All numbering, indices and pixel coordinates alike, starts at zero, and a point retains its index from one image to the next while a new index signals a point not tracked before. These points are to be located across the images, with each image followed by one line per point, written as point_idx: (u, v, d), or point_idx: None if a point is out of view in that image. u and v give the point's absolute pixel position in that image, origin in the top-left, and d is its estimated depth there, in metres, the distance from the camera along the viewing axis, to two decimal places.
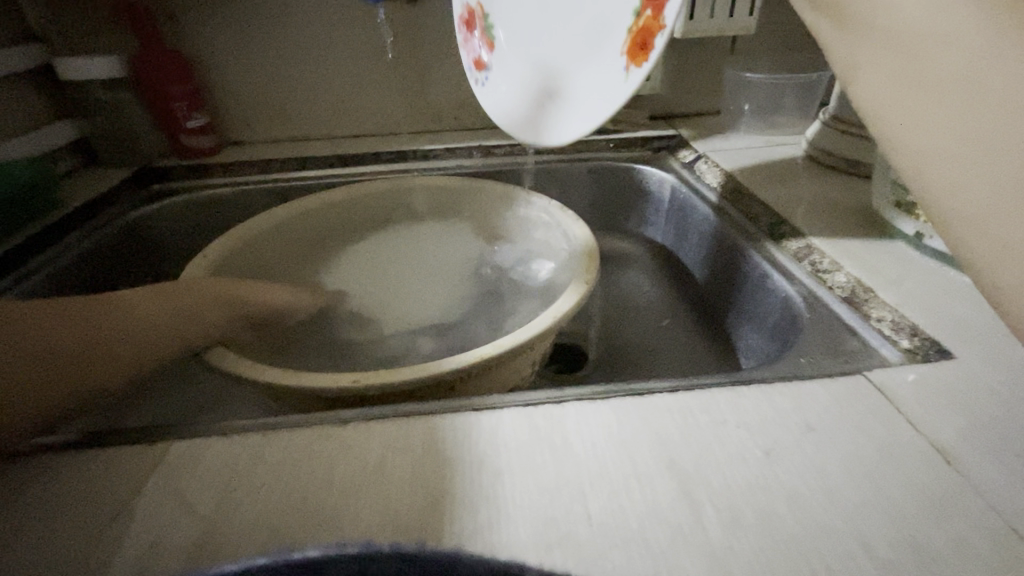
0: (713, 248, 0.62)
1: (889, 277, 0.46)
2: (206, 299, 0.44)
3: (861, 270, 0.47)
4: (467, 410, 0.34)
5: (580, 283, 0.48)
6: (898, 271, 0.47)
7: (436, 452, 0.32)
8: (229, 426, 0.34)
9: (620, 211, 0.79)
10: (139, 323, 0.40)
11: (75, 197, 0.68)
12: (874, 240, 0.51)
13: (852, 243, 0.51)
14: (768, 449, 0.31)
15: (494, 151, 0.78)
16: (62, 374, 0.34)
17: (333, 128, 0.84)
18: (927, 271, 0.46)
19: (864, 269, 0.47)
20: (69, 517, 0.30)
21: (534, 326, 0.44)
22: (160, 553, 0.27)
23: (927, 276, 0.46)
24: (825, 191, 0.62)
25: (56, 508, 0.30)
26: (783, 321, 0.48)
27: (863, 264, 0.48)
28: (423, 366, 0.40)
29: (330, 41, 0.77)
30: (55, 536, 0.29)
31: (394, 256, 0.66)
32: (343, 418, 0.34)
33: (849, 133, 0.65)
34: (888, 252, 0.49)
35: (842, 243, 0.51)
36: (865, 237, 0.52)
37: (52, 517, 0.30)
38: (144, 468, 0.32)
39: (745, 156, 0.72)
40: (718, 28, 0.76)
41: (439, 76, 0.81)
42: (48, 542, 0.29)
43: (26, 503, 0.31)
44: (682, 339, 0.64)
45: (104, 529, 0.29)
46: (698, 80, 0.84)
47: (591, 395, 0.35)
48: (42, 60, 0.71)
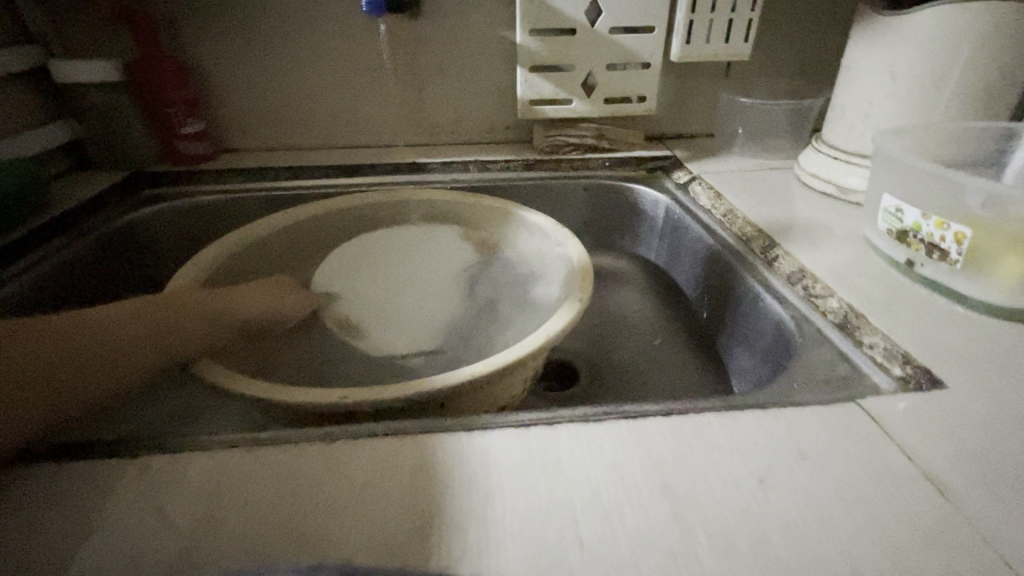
0: (706, 269, 0.63)
1: (882, 303, 0.46)
2: (197, 309, 0.43)
3: (856, 295, 0.47)
4: (457, 429, 0.34)
5: (574, 301, 0.49)
6: (887, 297, 0.47)
7: (426, 472, 0.31)
8: (212, 441, 0.33)
9: (614, 229, 0.79)
10: (126, 331, 0.38)
11: (66, 198, 0.67)
12: (866, 265, 0.52)
13: (844, 268, 0.52)
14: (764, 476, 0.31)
15: (491, 166, 0.79)
16: (45, 386, 0.32)
17: (330, 138, 0.84)
18: (917, 298, 0.47)
19: (857, 294, 0.48)
20: (44, 531, 0.29)
21: (525, 344, 0.44)
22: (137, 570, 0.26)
23: (918, 304, 0.46)
24: (817, 216, 0.63)
25: (30, 521, 0.29)
26: (774, 344, 0.49)
27: (856, 289, 0.48)
28: (415, 381, 0.40)
29: (331, 54, 0.77)
30: (28, 550, 0.28)
31: (387, 260, 0.61)
32: (331, 435, 0.33)
33: (842, 160, 0.66)
34: (879, 277, 0.50)
35: (833, 267, 0.52)
36: (856, 262, 0.53)
37: (28, 530, 0.29)
38: (125, 481, 0.31)
39: (738, 180, 0.73)
40: (713, 53, 0.76)
41: (437, 90, 0.81)
42: (20, 556, 0.28)
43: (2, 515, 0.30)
44: (675, 360, 0.64)
45: (78, 543, 0.28)
46: (695, 102, 0.85)
47: (584, 416, 0.35)
48: (39, 62, 0.70)
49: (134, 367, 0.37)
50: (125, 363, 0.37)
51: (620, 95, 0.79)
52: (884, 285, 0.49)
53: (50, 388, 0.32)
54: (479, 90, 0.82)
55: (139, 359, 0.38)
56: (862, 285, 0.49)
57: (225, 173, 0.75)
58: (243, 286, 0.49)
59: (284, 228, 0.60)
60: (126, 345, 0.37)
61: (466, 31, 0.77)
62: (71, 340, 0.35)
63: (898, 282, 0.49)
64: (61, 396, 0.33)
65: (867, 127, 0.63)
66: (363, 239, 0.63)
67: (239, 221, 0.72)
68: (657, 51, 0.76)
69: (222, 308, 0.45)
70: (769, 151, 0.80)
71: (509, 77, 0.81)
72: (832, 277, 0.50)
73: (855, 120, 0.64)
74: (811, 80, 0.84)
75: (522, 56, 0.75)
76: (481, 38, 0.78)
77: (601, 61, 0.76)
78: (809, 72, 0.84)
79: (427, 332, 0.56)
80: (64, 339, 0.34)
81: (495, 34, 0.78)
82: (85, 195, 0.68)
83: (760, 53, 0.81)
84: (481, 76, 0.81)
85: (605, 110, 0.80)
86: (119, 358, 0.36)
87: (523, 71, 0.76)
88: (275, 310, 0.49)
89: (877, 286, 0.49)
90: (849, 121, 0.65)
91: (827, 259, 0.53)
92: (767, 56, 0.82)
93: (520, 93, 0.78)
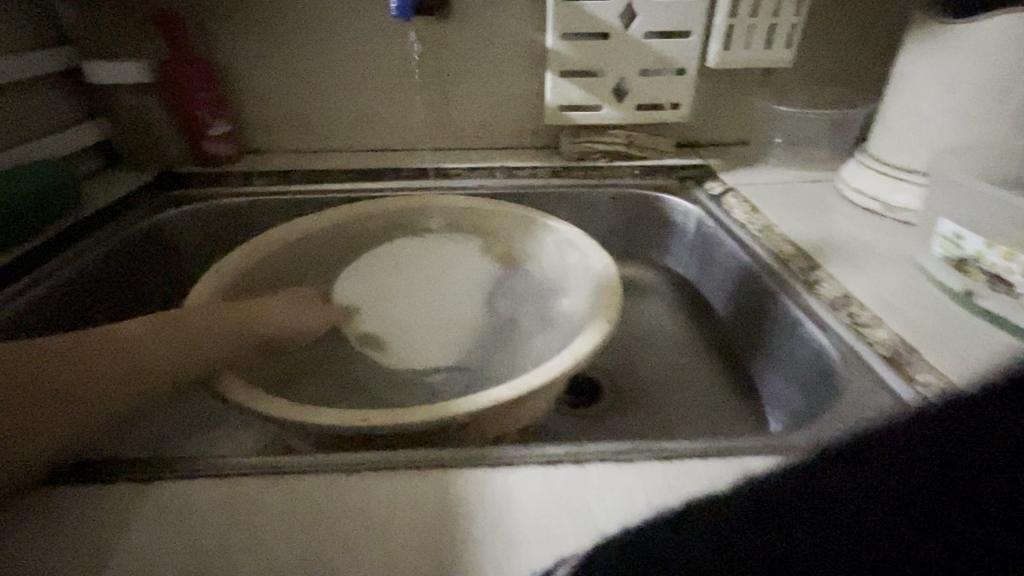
0: (739, 287, 0.60)
1: (935, 336, 0.43)
2: (220, 324, 0.42)
3: (907, 326, 0.44)
4: (480, 463, 0.32)
5: (602, 321, 0.46)
6: (941, 329, 0.44)
7: (447, 512, 0.30)
8: (231, 467, 0.32)
9: (641, 240, 0.76)
10: (142, 348, 0.37)
11: (95, 199, 0.68)
12: (917, 292, 0.49)
13: (893, 295, 0.49)
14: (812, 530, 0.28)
15: (516, 173, 0.77)
16: (63, 409, 0.32)
17: (355, 141, 0.83)
18: (976, 331, 0.44)
19: (908, 325, 0.45)
20: (64, 558, 0.28)
21: (550, 368, 0.42)
22: None
23: (975, 337, 0.43)
24: (860, 236, 0.59)
25: (51, 547, 0.29)
26: (814, 374, 0.46)
27: (906, 319, 0.45)
28: (436, 404, 0.38)
29: (358, 56, 0.76)
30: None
31: (408, 270, 0.60)
32: (348, 466, 0.32)
33: (889, 175, 0.62)
34: (931, 305, 0.47)
35: (881, 293, 0.49)
36: (906, 288, 0.49)
37: (49, 557, 0.28)
38: (144, 507, 0.30)
39: (775, 193, 0.70)
40: (752, 60, 0.73)
41: (464, 93, 0.79)
42: None
43: (25, 538, 0.29)
44: (704, 381, 0.61)
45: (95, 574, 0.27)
46: (730, 109, 0.81)
47: (614, 455, 0.33)
48: (72, 63, 0.70)
49: (150, 385, 0.37)
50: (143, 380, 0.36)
51: (652, 101, 0.76)
52: (938, 315, 0.46)
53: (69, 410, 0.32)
54: (506, 94, 0.80)
55: (156, 376, 0.37)
56: (913, 315, 0.46)
57: (250, 175, 0.75)
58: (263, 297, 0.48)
59: (305, 236, 0.59)
60: (144, 363, 0.37)
61: (495, 35, 0.75)
62: (87, 360, 0.34)
63: (953, 312, 0.46)
64: (79, 419, 0.32)
65: (918, 141, 0.60)
66: (384, 248, 0.62)
67: (262, 225, 0.72)
68: (693, 56, 0.73)
69: (241, 320, 0.44)
70: (807, 162, 0.77)
71: (537, 81, 0.79)
72: (880, 305, 0.47)
73: (904, 133, 0.61)
74: (855, 87, 0.80)
75: (553, 60, 0.73)
76: (510, 41, 0.76)
77: (634, 67, 0.73)
78: (853, 79, 0.79)
79: (447, 348, 0.54)
80: (80, 360, 0.34)
81: (524, 38, 0.76)
82: (113, 196, 0.68)
83: (801, 59, 0.77)
84: (508, 79, 0.79)
85: (635, 117, 0.77)
86: (138, 377, 0.36)
87: (552, 76, 0.74)
88: (294, 321, 0.48)
89: (930, 316, 0.45)
90: (897, 134, 0.61)
91: (874, 284, 0.50)
92: (809, 62, 0.78)
93: (548, 99, 0.76)
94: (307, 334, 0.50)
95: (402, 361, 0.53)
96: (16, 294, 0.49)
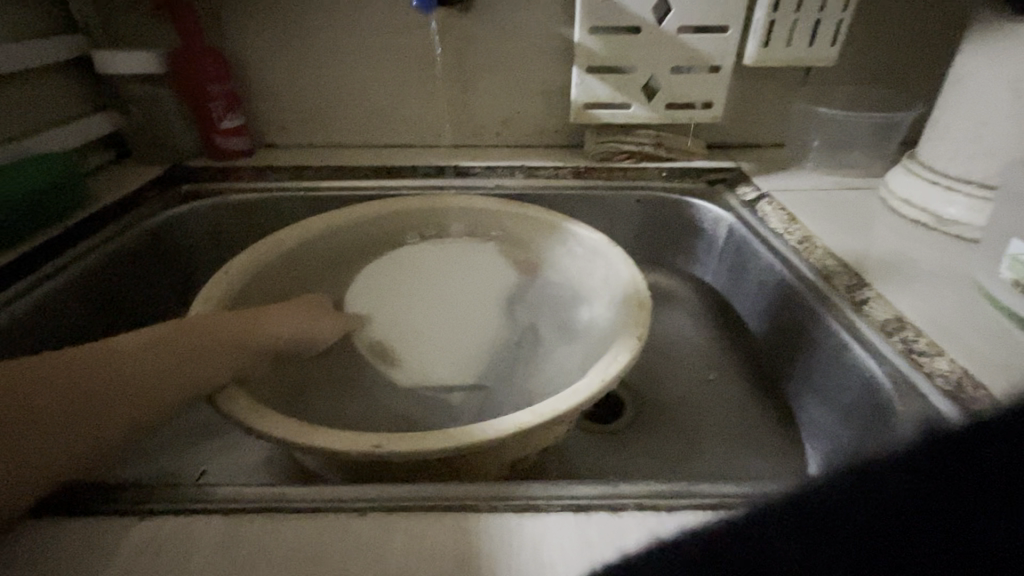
0: (775, 303, 0.56)
1: (1009, 370, 0.40)
2: (225, 337, 0.39)
3: (974, 358, 0.41)
4: (505, 507, 0.30)
5: (631, 339, 0.43)
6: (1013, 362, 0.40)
7: (469, 566, 0.27)
8: (237, 500, 0.30)
9: (668, 246, 0.73)
10: (141, 366, 0.35)
11: (104, 194, 0.66)
12: (978, 318, 0.45)
13: (955, 321, 0.45)
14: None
15: (537, 173, 0.73)
16: (51, 435, 0.30)
17: (370, 136, 0.80)
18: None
19: (976, 356, 0.41)
20: None
21: (577, 392, 0.39)
22: None
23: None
24: (909, 251, 0.55)
25: None
26: (862, 404, 0.43)
27: (974, 349, 0.42)
28: (455, 430, 0.35)
29: (377, 48, 0.73)
30: None
31: (424, 277, 0.57)
32: (361, 507, 0.30)
33: (942, 185, 0.58)
34: (997, 334, 0.43)
35: (941, 318, 0.45)
36: (967, 313, 0.46)
37: None
38: (144, 545, 0.29)
39: (814, 200, 0.66)
40: (793, 58, 0.68)
41: (485, 88, 0.76)
42: None
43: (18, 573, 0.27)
44: (733, 400, 0.58)
45: None
46: (765, 110, 0.77)
47: (651, 501, 0.30)
48: (84, 52, 0.68)
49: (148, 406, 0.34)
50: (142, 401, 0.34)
51: (683, 100, 0.72)
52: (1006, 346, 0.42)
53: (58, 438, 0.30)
54: (529, 90, 0.76)
55: (155, 395, 0.35)
56: (978, 344, 0.42)
57: (263, 170, 0.72)
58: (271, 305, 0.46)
59: (317, 238, 0.56)
60: (144, 381, 0.34)
61: (519, 27, 0.71)
62: (80, 380, 0.32)
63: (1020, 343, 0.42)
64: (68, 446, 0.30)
65: (979, 150, 0.55)
66: (400, 253, 0.59)
67: (274, 223, 0.70)
68: (729, 53, 0.69)
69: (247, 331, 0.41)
70: (846, 167, 0.72)
71: (562, 77, 0.75)
72: (942, 332, 0.43)
73: (962, 141, 0.56)
74: (902, 88, 0.75)
75: (580, 55, 0.69)
76: (535, 35, 0.72)
77: (666, 64, 0.69)
78: (899, 79, 0.75)
79: (465, 362, 0.51)
80: (74, 380, 0.32)
81: (551, 31, 0.72)
82: (123, 191, 0.66)
83: (845, 58, 0.73)
84: (532, 75, 0.75)
85: (665, 116, 0.73)
86: (139, 396, 0.34)
87: (579, 72, 0.70)
88: (303, 331, 0.46)
89: (999, 347, 0.42)
90: (953, 142, 0.57)
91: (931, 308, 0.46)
92: (853, 60, 0.73)
93: (574, 96, 0.72)
94: (316, 345, 0.47)
95: (417, 375, 0.51)
96: (19, 295, 0.47)
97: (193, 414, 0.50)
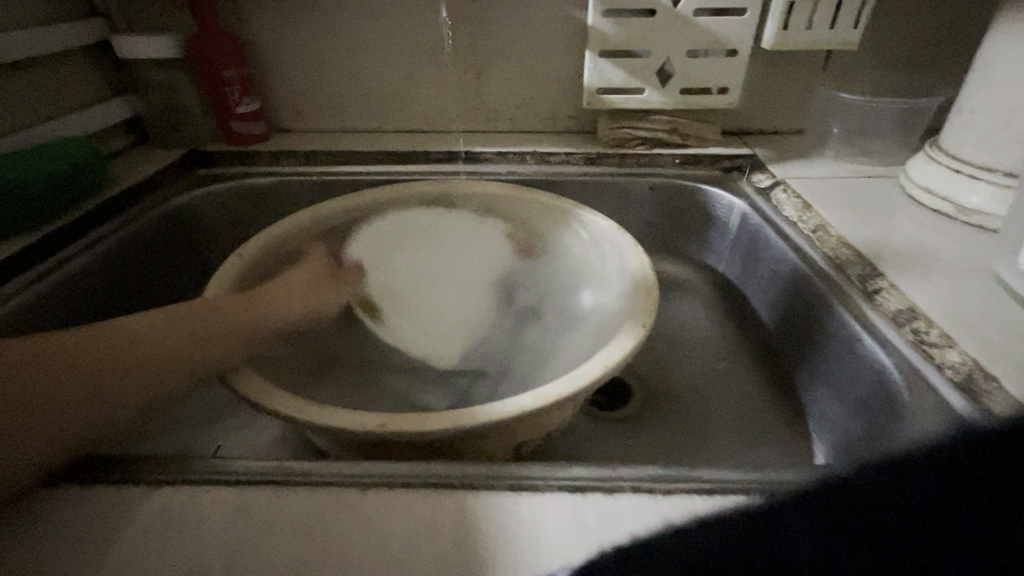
0: (786, 293, 0.56)
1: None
2: (233, 320, 0.40)
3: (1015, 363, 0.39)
4: (503, 486, 0.31)
5: (636, 326, 0.43)
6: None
7: (465, 542, 0.28)
8: (246, 471, 0.32)
9: (680, 234, 0.72)
10: (151, 348, 0.36)
11: (124, 177, 0.67)
12: (1001, 313, 0.44)
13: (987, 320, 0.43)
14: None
15: (549, 159, 0.73)
16: (63, 412, 0.31)
17: (383, 121, 0.80)
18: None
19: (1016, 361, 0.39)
20: (76, 554, 0.28)
21: (581, 376, 0.39)
22: None
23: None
24: (929, 241, 0.54)
25: (64, 543, 0.29)
26: (871, 395, 0.42)
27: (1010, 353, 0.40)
28: (460, 411, 0.36)
29: (389, 32, 0.73)
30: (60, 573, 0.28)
31: (433, 265, 0.59)
32: (363, 483, 0.31)
33: (966, 173, 0.56)
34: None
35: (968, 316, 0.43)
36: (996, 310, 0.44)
37: (62, 552, 0.28)
38: (157, 510, 0.30)
39: (832, 188, 0.65)
40: (813, 41, 0.66)
41: (497, 73, 0.75)
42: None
43: (41, 532, 0.29)
44: (743, 390, 0.58)
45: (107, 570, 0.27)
46: (784, 95, 0.75)
47: (649, 483, 0.31)
48: (103, 37, 0.70)
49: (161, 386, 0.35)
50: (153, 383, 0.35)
51: (698, 85, 0.71)
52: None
53: (69, 417, 0.31)
54: (541, 75, 0.76)
55: (165, 376, 0.36)
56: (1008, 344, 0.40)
57: (277, 155, 0.73)
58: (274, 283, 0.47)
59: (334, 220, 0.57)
60: (154, 362, 0.35)
61: (532, 10, 0.71)
62: (92, 360, 0.33)
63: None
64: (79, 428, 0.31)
65: (1007, 138, 0.53)
66: (409, 230, 0.60)
67: (289, 207, 0.71)
68: (747, 36, 0.67)
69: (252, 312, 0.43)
70: (866, 155, 0.71)
71: (575, 61, 0.74)
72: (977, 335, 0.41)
73: (989, 128, 0.54)
74: (928, 72, 0.72)
75: (593, 39, 0.68)
76: (548, 18, 0.71)
77: (682, 48, 0.68)
78: (926, 63, 0.72)
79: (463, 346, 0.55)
80: (85, 360, 0.33)
81: (564, 15, 0.71)
82: (142, 174, 0.68)
83: (868, 41, 0.70)
84: (545, 59, 0.74)
85: (680, 101, 0.72)
86: (148, 376, 0.35)
87: (593, 55, 0.69)
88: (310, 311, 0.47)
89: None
90: (980, 129, 0.55)
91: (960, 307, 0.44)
92: (878, 43, 0.71)
93: (586, 80, 0.71)
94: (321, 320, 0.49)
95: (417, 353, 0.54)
96: (44, 273, 0.49)
97: (210, 392, 0.52)
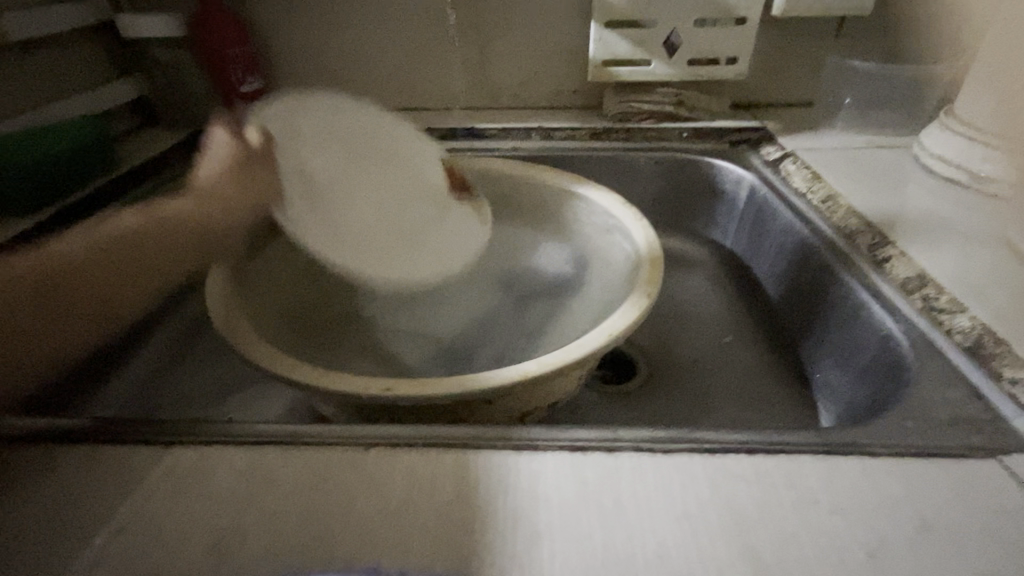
0: (793, 262, 0.55)
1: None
2: (176, 233, 0.41)
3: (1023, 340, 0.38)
4: (504, 447, 0.31)
5: (641, 295, 0.42)
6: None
7: (468, 497, 0.29)
8: (252, 433, 0.32)
9: (686, 208, 0.71)
10: (99, 267, 0.37)
11: (132, 157, 0.68)
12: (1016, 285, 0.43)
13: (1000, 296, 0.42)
14: (855, 489, 0.29)
15: (554, 134, 0.72)
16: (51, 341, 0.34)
17: (387, 98, 0.79)
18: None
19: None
20: (94, 511, 0.29)
21: (584, 343, 0.39)
22: (176, 560, 0.27)
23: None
24: (941, 210, 0.53)
25: (82, 501, 0.30)
26: (875, 362, 0.42)
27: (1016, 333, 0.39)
28: (462, 376, 0.36)
29: (391, 6, 0.72)
30: (79, 529, 0.29)
31: (434, 214, 0.56)
32: (366, 443, 0.32)
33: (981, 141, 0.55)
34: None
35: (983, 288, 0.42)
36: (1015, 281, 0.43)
37: (83, 509, 0.30)
38: (167, 472, 0.31)
39: (843, 159, 0.63)
40: (824, 6, 0.65)
41: (501, 48, 0.74)
42: (73, 533, 0.29)
43: (61, 491, 0.30)
44: (749, 362, 0.57)
45: (125, 527, 0.29)
46: (796, 65, 0.73)
47: (649, 443, 0.31)
48: (106, 16, 0.70)
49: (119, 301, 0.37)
50: (109, 300, 0.37)
51: (706, 56, 0.69)
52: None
53: (44, 345, 0.34)
54: (546, 48, 0.74)
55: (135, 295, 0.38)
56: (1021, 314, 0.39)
57: None
58: (217, 181, 0.44)
59: (326, 165, 0.54)
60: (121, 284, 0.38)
61: None
62: (55, 295, 0.34)
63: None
64: (59, 351, 0.34)
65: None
66: (405, 180, 0.57)
67: None
68: (756, 4, 0.66)
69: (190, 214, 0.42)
70: (878, 125, 0.69)
71: (580, 34, 0.73)
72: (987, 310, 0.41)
73: (1006, 93, 0.53)
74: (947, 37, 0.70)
75: (598, 10, 0.67)
76: None
77: (689, 17, 0.67)
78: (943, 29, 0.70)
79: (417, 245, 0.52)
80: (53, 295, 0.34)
81: None
82: (149, 154, 0.68)
83: (882, 7, 0.68)
84: (549, 32, 0.73)
85: (688, 72, 0.71)
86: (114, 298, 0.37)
87: (597, 26, 0.68)
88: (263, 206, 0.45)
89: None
90: (997, 94, 0.54)
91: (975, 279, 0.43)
92: (892, 9, 0.69)
93: (591, 52, 0.70)
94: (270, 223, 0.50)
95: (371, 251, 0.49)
96: None
97: (221, 366, 0.53)
